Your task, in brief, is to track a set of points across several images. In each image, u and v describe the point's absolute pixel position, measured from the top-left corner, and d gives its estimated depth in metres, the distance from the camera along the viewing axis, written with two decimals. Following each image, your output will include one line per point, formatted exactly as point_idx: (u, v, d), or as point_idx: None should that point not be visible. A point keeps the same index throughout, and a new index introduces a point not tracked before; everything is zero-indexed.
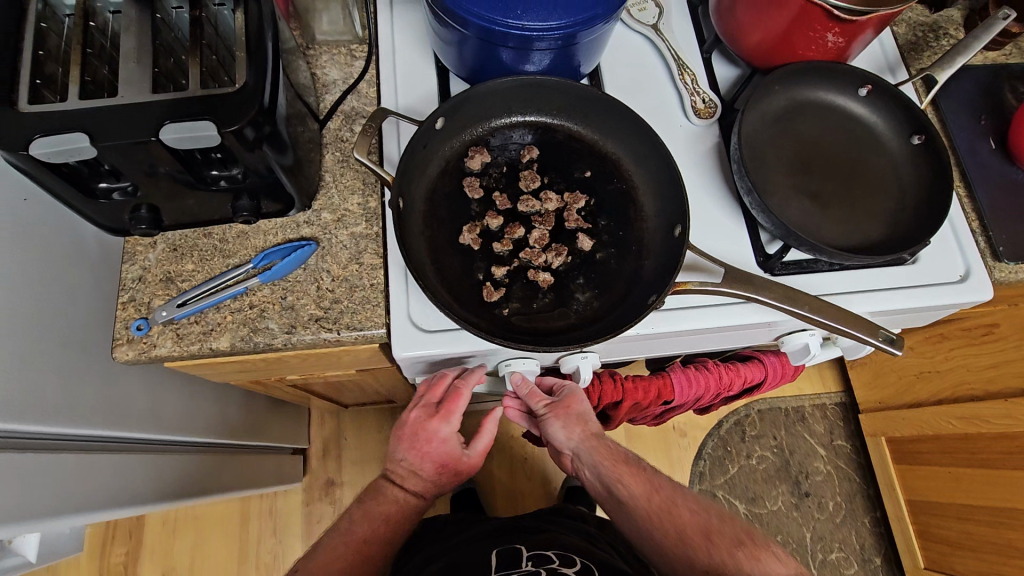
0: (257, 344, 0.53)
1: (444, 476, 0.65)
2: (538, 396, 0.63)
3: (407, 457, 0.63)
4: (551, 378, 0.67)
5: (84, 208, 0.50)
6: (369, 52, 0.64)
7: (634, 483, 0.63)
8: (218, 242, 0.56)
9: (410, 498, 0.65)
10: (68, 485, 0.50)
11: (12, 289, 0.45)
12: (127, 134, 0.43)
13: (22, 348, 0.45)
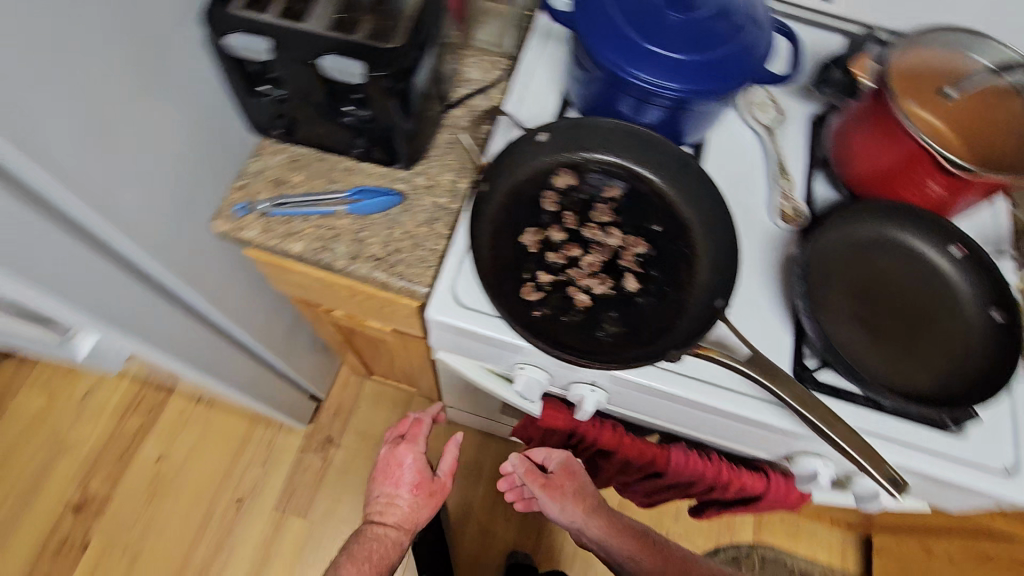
0: (322, 259, 0.60)
1: (420, 503, 0.83)
2: (531, 474, 0.71)
3: (390, 492, 0.83)
4: (536, 450, 0.73)
5: (242, 100, 0.60)
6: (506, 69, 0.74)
7: (635, 546, 0.76)
8: (328, 168, 0.64)
9: (392, 526, 0.82)
10: (135, 313, 0.58)
11: (166, 139, 0.54)
12: (301, 51, 0.53)
13: (153, 187, 0.54)
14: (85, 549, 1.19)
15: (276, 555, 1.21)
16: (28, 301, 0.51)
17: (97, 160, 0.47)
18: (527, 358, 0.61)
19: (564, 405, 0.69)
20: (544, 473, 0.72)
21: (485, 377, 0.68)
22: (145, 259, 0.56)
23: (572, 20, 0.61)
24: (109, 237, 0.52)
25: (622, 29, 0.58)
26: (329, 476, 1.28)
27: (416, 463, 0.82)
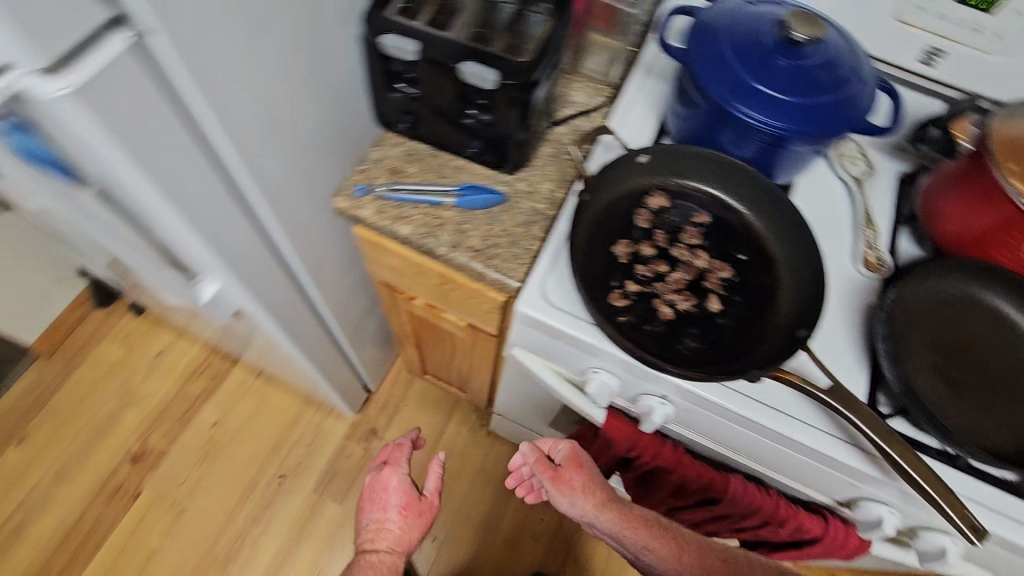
0: (426, 244, 0.65)
1: (410, 526, 0.93)
2: (539, 464, 0.73)
3: (380, 519, 0.93)
4: (546, 443, 0.76)
5: (377, 93, 0.67)
6: (605, 101, 0.78)
7: (662, 550, 0.67)
8: (440, 164, 0.70)
9: (386, 550, 0.90)
10: (252, 267, 0.64)
11: (308, 116, 0.61)
12: (444, 56, 0.59)
13: (291, 157, 0.61)
14: (135, 499, 1.25)
15: (309, 535, 1.25)
16: (171, 241, 0.57)
17: (257, 126, 0.54)
18: (604, 363, 0.63)
19: (628, 419, 0.70)
20: (553, 464, 0.74)
21: (555, 378, 0.71)
22: (268, 219, 0.62)
23: (686, 55, 0.65)
24: (247, 192, 0.58)
25: (734, 68, 0.62)
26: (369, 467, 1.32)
27: (402, 485, 0.95)
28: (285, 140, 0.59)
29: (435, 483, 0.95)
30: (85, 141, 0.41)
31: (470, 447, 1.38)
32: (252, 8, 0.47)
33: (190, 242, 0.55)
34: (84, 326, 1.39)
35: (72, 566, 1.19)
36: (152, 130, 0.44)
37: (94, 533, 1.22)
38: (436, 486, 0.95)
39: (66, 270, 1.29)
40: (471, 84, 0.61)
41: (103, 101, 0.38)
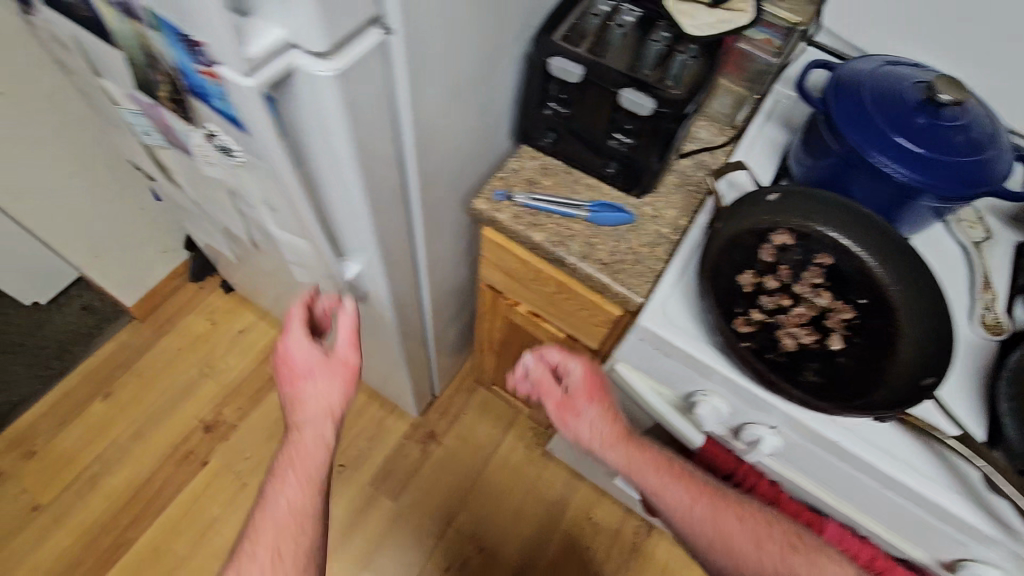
0: (557, 253, 0.69)
1: (326, 386, 0.74)
2: (545, 381, 0.73)
3: (298, 391, 0.75)
4: (553, 354, 0.73)
5: (527, 110, 0.71)
6: (728, 142, 0.80)
7: (668, 491, 0.69)
8: (573, 180, 0.74)
9: (310, 423, 0.73)
10: (395, 253, 0.69)
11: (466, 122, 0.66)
12: (608, 81, 0.63)
13: (447, 155, 0.66)
14: (203, 467, 1.30)
15: (364, 526, 1.30)
16: (337, 221, 0.62)
17: (434, 123, 0.59)
18: (718, 386, 0.66)
19: (726, 448, 0.73)
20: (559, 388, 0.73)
21: (658, 398, 0.74)
22: (417, 211, 0.67)
23: (825, 105, 0.68)
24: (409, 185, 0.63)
25: (874, 120, 0.65)
26: (425, 468, 1.36)
27: (311, 344, 0.76)
28: (447, 141, 0.64)
29: (348, 328, 0.74)
30: (319, 120, 0.46)
31: (524, 461, 1.39)
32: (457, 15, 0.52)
33: (359, 225, 0.60)
34: (176, 297, 1.47)
35: (138, 523, 1.24)
36: (370, 121, 0.49)
37: (162, 494, 1.27)
38: (349, 327, 0.74)
39: (173, 242, 1.37)
40: (628, 112, 0.65)
41: (351, 87, 0.44)
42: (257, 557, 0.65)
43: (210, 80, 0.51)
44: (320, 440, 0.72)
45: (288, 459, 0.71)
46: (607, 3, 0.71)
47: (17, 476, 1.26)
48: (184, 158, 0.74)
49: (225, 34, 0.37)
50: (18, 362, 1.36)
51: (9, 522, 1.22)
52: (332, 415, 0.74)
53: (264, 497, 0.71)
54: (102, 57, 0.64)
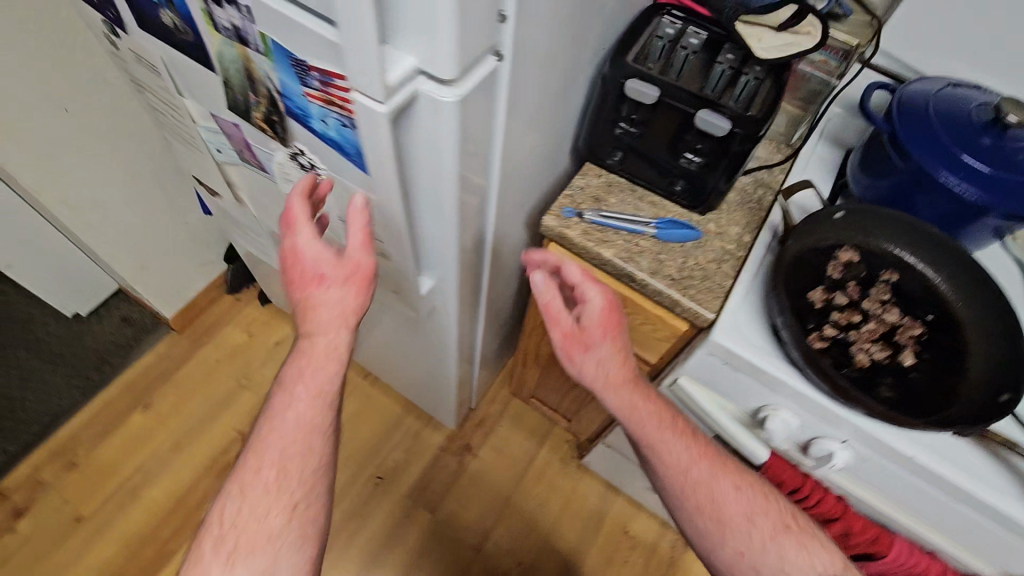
0: (626, 269, 0.70)
1: (341, 293, 0.61)
2: (556, 302, 0.69)
3: (311, 295, 0.62)
4: (575, 274, 0.68)
5: (596, 130, 0.73)
6: (786, 160, 0.80)
7: (666, 451, 0.69)
8: (638, 198, 0.76)
9: (326, 331, 0.62)
10: (468, 267, 0.71)
11: (540, 141, 0.67)
12: (687, 102, 0.65)
13: (520, 172, 0.67)
14: None
15: (403, 539, 1.30)
16: (421, 237, 0.64)
17: (515, 141, 0.60)
18: (788, 401, 0.67)
19: (792, 465, 0.74)
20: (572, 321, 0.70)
21: (723, 412, 0.75)
22: (492, 226, 0.69)
23: (891, 125, 0.69)
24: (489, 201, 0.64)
25: (942, 140, 0.66)
26: (462, 480, 1.37)
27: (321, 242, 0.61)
28: (523, 158, 0.65)
29: (362, 225, 0.58)
30: (432, 142, 0.48)
31: (560, 473, 1.39)
32: (551, 40, 0.53)
33: (445, 241, 0.62)
34: (213, 309, 1.49)
35: (179, 535, 1.25)
36: (474, 140, 0.50)
37: (202, 505, 1.28)
38: (361, 224, 0.58)
39: (212, 255, 1.39)
40: (702, 131, 0.66)
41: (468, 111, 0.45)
42: (263, 474, 0.60)
43: (315, 103, 0.52)
44: (333, 348, 0.62)
45: (299, 371, 0.62)
46: (673, 25, 0.72)
47: (59, 487, 1.27)
48: (258, 175, 0.76)
49: (370, 68, 0.38)
50: (59, 374, 1.37)
51: (52, 534, 1.23)
52: (348, 323, 0.62)
53: (274, 406, 0.63)
54: (191, 78, 0.66)
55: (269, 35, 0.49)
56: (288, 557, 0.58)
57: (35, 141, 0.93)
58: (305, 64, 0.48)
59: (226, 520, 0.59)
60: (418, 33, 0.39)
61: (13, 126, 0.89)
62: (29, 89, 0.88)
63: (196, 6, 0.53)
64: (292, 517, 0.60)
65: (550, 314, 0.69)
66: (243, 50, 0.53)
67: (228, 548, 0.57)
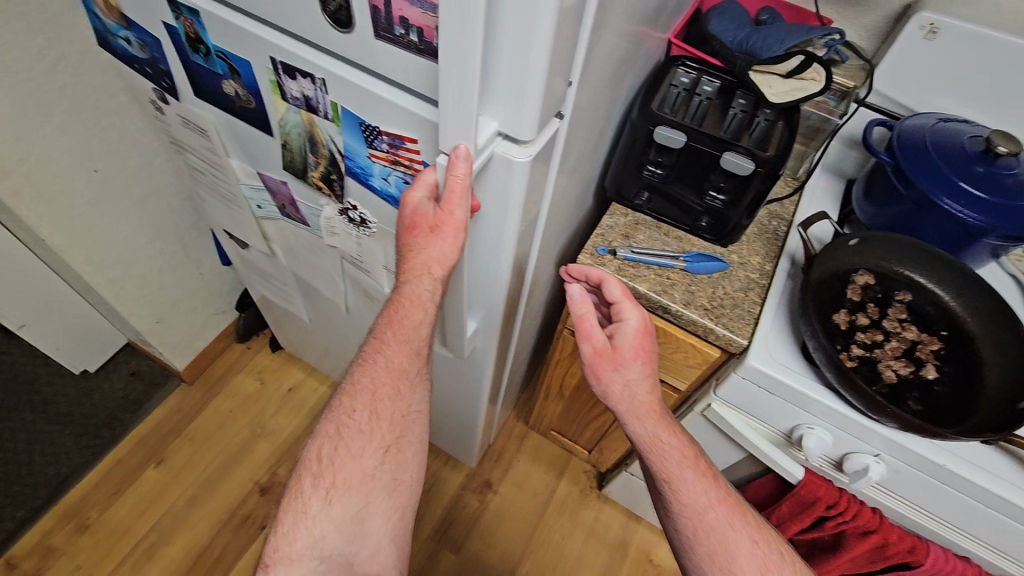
0: (661, 300, 0.75)
1: (437, 244, 0.53)
2: (592, 317, 0.67)
3: (413, 238, 0.54)
4: (614, 291, 0.70)
5: (624, 173, 0.79)
6: (793, 193, 0.87)
7: (685, 492, 0.67)
8: (664, 235, 0.81)
9: (422, 281, 0.55)
10: (510, 306, 0.74)
11: (575, 185, 0.72)
12: (712, 145, 0.71)
13: (559, 214, 0.72)
14: (263, 530, 1.28)
15: None
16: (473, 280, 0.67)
17: (560, 186, 0.64)
18: (822, 420, 0.70)
19: (828, 480, 0.76)
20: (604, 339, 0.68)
21: (756, 434, 0.78)
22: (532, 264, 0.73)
23: (893, 158, 0.75)
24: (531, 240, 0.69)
25: (941, 169, 0.71)
26: (485, 518, 1.36)
27: (430, 199, 0.52)
28: (562, 202, 0.70)
29: (466, 179, 0.46)
30: (499, 194, 0.52)
31: (582, 505, 1.39)
32: (592, 94, 0.59)
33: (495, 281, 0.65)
34: (223, 358, 1.48)
35: None
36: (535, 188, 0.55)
37: (222, 561, 1.24)
38: (466, 179, 0.46)
39: (223, 303, 1.41)
40: (727, 170, 0.72)
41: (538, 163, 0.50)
42: (356, 416, 0.61)
43: (379, 163, 0.56)
44: (428, 295, 0.57)
45: (388, 321, 0.61)
46: (688, 75, 0.81)
47: (71, 552, 1.22)
48: (299, 230, 0.79)
49: (468, 130, 0.43)
50: (68, 435, 1.35)
51: None
52: (440, 271, 0.55)
53: (368, 352, 0.63)
54: (244, 140, 0.69)
55: (340, 103, 0.52)
56: (379, 498, 0.61)
57: (63, 201, 0.95)
58: (375, 128, 0.52)
59: (322, 456, 0.60)
60: (504, 101, 0.44)
61: (43, 187, 0.92)
62: (58, 153, 0.90)
63: (266, 77, 0.56)
64: (383, 460, 0.61)
65: (584, 329, 0.66)
66: (309, 116, 0.57)
67: (326, 483, 0.59)
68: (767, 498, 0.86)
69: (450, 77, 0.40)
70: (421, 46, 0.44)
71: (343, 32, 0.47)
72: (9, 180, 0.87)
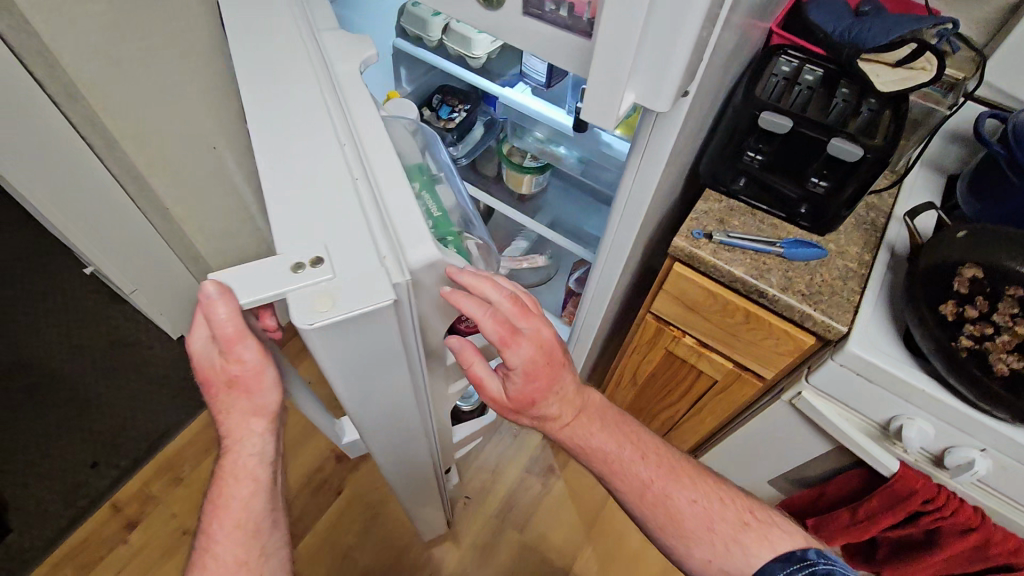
0: (757, 284, 0.75)
1: (245, 388, 0.51)
2: (480, 367, 0.64)
3: (225, 389, 0.51)
4: (492, 335, 0.58)
5: (721, 160, 0.80)
6: (892, 185, 0.85)
7: (620, 481, 0.75)
8: (758, 223, 0.82)
9: (249, 438, 0.53)
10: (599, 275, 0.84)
11: (676, 167, 0.74)
12: (819, 131, 0.71)
13: (659, 194, 0.74)
14: (338, 495, 1.36)
15: (491, 559, 1.32)
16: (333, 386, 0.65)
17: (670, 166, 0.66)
18: (923, 410, 0.70)
19: (924, 475, 0.76)
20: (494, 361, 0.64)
21: (849, 426, 0.78)
22: (632, 242, 0.76)
23: (1008, 148, 0.73)
24: (626, 220, 0.72)
25: None
26: (547, 501, 1.39)
27: (215, 347, 0.50)
28: (664, 183, 0.72)
29: (236, 315, 0.45)
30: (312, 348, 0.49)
31: None
32: (709, 75, 0.61)
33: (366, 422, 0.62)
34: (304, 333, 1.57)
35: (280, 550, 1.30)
36: (410, 319, 0.51)
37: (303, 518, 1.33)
38: (235, 314, 0.45)
39: None
40: (832, 156, 0.72)
41: (340, 330, 0.45)
42: None
43: None
44: (257, 458, 0.54)
45: (212, 510, 0.56)
46: (789, 63, 0.80)
47: (166, 501, 1.33)
48: None
49: (614, 100, 0.46)
50: (165, 396, 1.46)
51: (159, 545, 1.28)
52: (264, 417, 0.53)
53: (195, 560, 0.57)
54: None
55: None
56: None
57: (185, 174, 1.05)
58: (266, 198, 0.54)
59: None
60: (646, 72, 0.46)
61: (169, 162, 1.01)
62: (187, 129, 0.99)
63: None
64: None
65: (472, 369, 0.64)
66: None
67: None
68: (856, 491, 0.87)
69: (605, 48, 0.43)
70: (569, 20, 0.47)
71: (490, 11, 0.51)
72: (147, 152, 0.97)
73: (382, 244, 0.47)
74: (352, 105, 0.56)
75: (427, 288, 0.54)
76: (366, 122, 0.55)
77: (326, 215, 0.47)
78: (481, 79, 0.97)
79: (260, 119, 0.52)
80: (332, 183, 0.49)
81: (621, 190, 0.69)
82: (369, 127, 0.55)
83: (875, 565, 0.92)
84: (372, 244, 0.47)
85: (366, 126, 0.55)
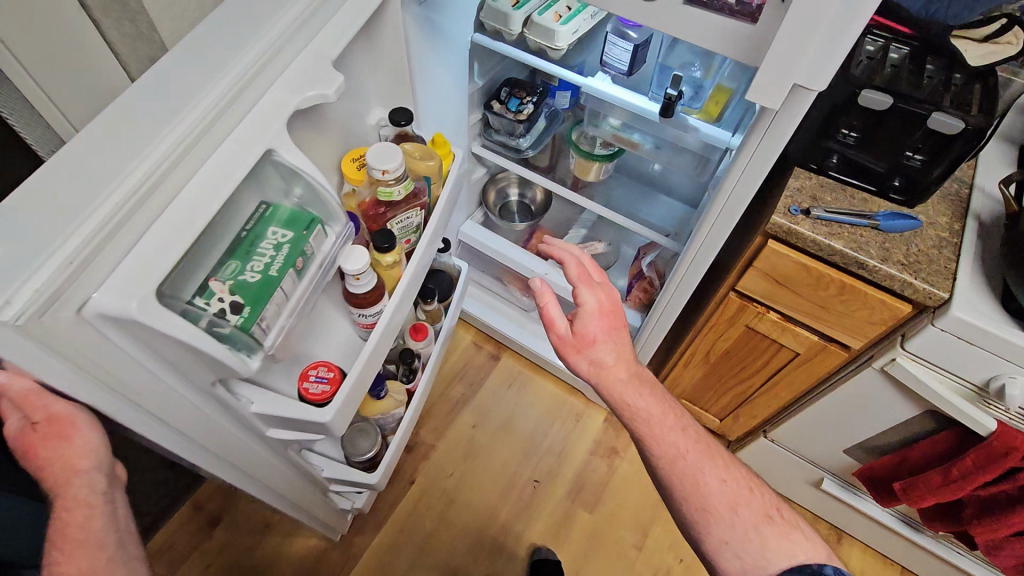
0: (857, 256, 0.79)
1: (63, 440, 0.50)
2: (555, 305, 0.73)
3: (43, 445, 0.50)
4: (573, 274, 0.76)
5: (813, 139, 0.83)
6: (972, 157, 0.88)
7: (658, 445, 0.75)
8: (850, 198, 0.85)
9: (80, 482, 0.52)
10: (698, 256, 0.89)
11: None
12: (918, 106, 0.74)
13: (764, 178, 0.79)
14: (410, 486, 1.40)
15: (564, 541, 1.36)
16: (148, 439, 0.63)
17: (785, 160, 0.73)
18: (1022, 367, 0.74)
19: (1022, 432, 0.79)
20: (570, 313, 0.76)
21: (945, 387, 0.82)
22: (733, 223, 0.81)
23: None
24: (731, 205, 0.78)
25: None
26: (614, 482, 1.43)
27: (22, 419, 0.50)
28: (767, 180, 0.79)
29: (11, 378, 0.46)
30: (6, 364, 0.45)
31: None
32: None
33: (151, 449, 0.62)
34: None
35: (359, 538, 1.33)
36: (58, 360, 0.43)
37: (380, 505, 1.37)
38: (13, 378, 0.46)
39: None
40: (931, 129, 0.75)
41: None
42: None
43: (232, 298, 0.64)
44: (91, 495, 0.53)
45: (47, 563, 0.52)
46: (874, 43, 0.83)
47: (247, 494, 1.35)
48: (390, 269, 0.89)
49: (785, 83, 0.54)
50: None
51: (247, 537, 1.30)
52: (94, 461, 0.53)
53: None
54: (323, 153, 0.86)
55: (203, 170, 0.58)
56: None
57: None
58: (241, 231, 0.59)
59: None
60: (810, 61, 0.53)
61: None
62: None
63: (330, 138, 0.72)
64: None
65: (550, 320, 0.74)
66: (403, 141, 0.82)
67: None
68: (944, 453, 0.91)
69: (792, 32, 0.51)
70: (735, 8, 0.55)
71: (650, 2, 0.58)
72: None
73: (55, 271, 0.40)
74: (234, 137, 0.52)
75: (136, 337, 0.46)
76: (218, 162, 0.50)
77: (54, 213, 0.42)
78: (562, 70, 1.00)
79: (142, 107, 0.51)
80: (96, 186, 0.44)
81: (729, 177, 0.75)
82: (219, 165, 0.50)
83: (962, 523, 0.97)
84: (46, 262, 0.40)
85: (219, 162, 0.50)
